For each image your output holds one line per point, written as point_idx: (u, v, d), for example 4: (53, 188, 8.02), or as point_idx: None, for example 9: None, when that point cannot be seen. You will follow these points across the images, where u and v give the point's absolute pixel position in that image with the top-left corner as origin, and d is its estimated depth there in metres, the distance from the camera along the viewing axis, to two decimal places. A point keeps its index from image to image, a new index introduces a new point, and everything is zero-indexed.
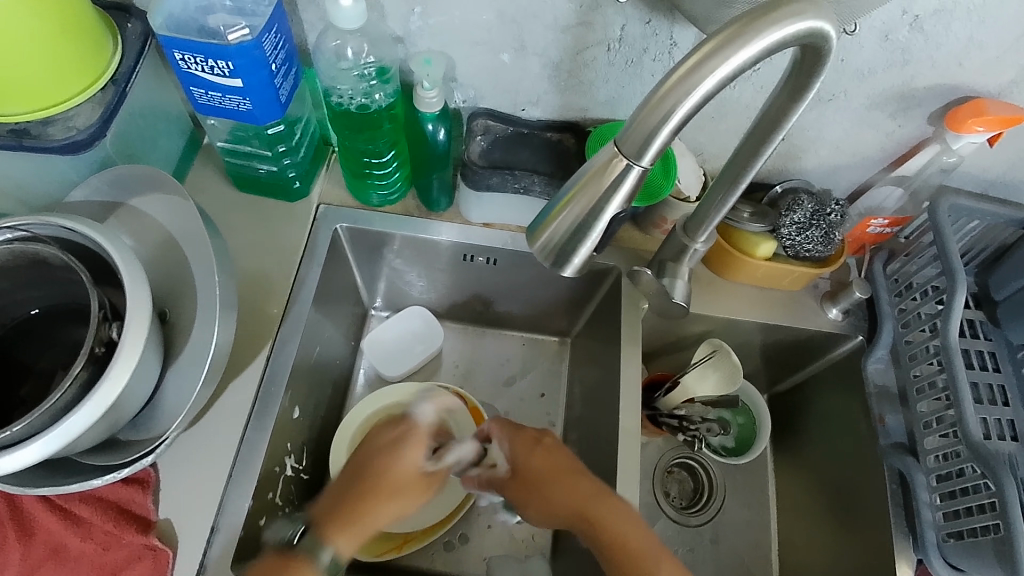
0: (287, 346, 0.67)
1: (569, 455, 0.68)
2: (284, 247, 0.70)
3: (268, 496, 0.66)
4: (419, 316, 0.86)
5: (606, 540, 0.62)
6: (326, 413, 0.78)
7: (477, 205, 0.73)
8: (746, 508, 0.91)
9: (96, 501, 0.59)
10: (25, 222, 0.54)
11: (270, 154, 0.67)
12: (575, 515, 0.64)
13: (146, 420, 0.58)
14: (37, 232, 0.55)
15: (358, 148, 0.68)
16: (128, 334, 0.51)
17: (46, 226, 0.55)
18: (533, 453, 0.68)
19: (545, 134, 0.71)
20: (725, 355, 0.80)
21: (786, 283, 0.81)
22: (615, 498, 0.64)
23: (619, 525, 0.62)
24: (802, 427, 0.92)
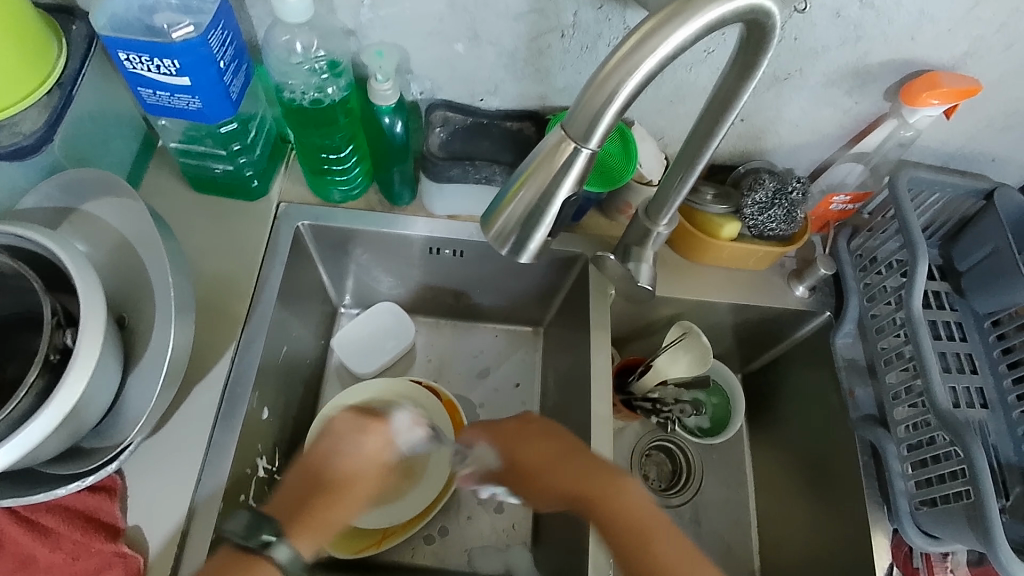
0: (252, 347, 0.66)
1: (569, 436, 0.66)
2: (246, 247, 0.70)
3: (240, 498, 0.65)
4: (388, 311, 0.86)
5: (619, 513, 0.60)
6: (298, 413, 0.78)
7: (440, 197, 0.73)
8: (724, 487, 0.92)
9: (62, 511, 0.58)
10: None
11: (224, 153, 0.66)
12: (577, 497, 0.62)
13: (108, 427, 0.57)
14: None
15: (314, 143, 0.67)
16: (83, 340, 0.50)
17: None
18: (534, 444, 0.66)
19: (505, 124, 0.72)
20: (695, 337, 0.81)
21: (752, 263, 0.82)
22: (615, 474, 0.62)
23: (626, 508, 0.60)
24: (776, 405, 0.93)
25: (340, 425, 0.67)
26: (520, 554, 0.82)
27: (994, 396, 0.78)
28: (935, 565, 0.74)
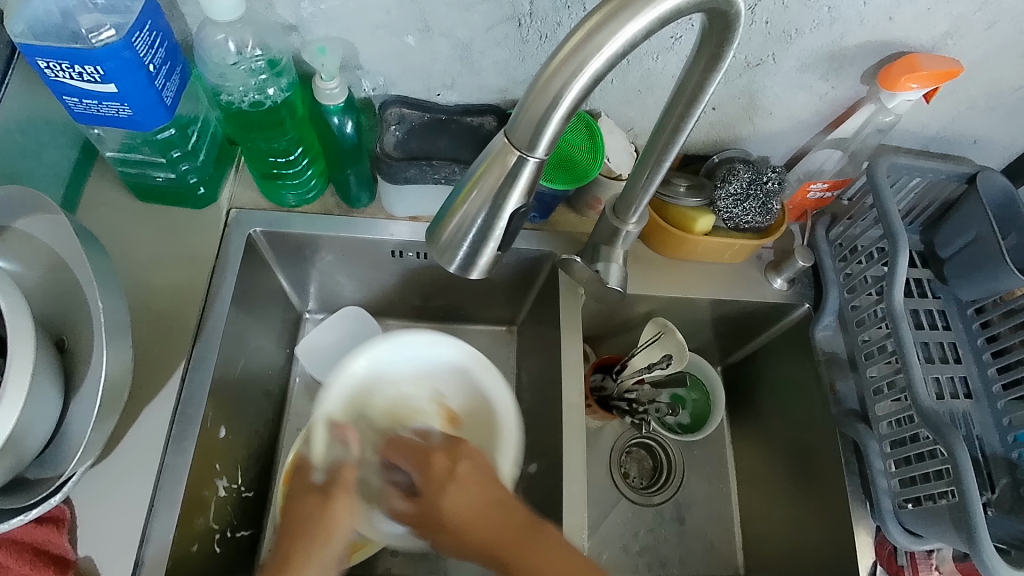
0: (204, 364, 0.63)
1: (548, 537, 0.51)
2: (196, 258, 0.67)
3: (198, 521, 0.62)
4: (354, 316, 0.81)
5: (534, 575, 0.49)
6: (265, 427, 0.75)
7: (399, 198, 0.69)
8: (705, 481, 0.90)
9: (8, 543, 0.54)
10: None
11: (164, 160, 0.62)
12: (489, 553, 0.51)
13: (52, 456, 0.55)
14: None
15: (260, 148, 0.63)
16: (11, 373, 0.48)
17: None
18: (453, 485, 0.54)
19: (465, 120, 0.68)
20: (669, 334, 0.78)
21: (728, 255, 0.79)
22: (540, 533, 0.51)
23: (455, 527, 0.52)
24: (757, 397, 0.90)
25: (310, 507, 0.54)
26: None
27: (979, 384, 0.76)
28: (921, 564, 0.72)
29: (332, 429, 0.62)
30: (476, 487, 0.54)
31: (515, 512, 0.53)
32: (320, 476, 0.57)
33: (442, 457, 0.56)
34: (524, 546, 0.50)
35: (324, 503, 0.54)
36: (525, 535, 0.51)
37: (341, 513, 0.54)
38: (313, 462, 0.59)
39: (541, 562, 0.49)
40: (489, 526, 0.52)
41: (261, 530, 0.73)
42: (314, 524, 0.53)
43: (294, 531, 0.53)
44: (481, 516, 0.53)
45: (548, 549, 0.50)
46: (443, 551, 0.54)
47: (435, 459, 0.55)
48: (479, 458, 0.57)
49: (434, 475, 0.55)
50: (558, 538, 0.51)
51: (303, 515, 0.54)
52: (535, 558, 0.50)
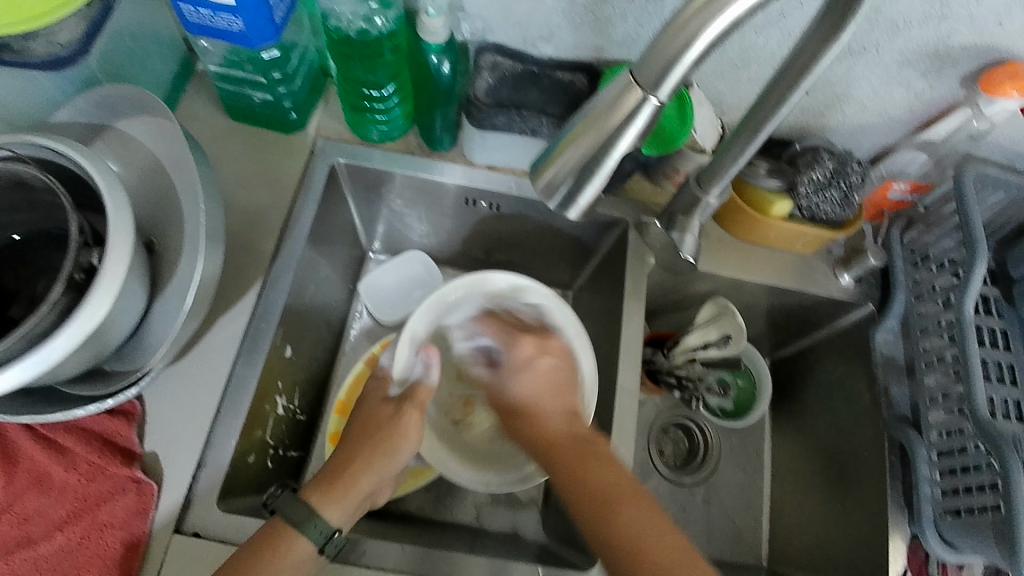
0: (279, 284, 0.65)
1: (604, 450, 0.56)
2: (279, 182, 0.68)
3: (256, 434, 0.64)
4: (419, 261, 0.82)
5: (578, 486, 0.54)
6: (323, 356, 0.77)
7: (481, 147, 0.70)
8: (740, 470, 0.90)
9: (79, 431, 0.58)
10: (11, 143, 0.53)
11: (264, 81, 0.64)
12: (540, 445, 0.58)
13: (132, 352, 0.57)
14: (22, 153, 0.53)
15: (358, 79, 0.64)
16: (109, 261, 0.50)
17: (32, 148, 0.54)
18: (531, 370, 0.62)
19: (556, 74, 0.68)
20: (729, 316, 0.78)
21: (798, 245, 0.79)
22: (598, 446, 0.57)
23: (536, 421, 0.59)
24: (803, 393, 0.90)
25: (388, 419, 0.61)
26: (531, 517, 0.79)
27: None
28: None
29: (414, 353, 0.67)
30: (547, 385, 0.62)
31: (581, 425, 0.59)
32: (395, 391, 0.64)
33: (531, 344, 0.64)
34: (579, 449, 0.56)
35: (398, 415, 0.61)
36: (584, 447, 0.57)
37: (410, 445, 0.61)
38: (391, 376, 0.65)
39: (581, 463, 0.55)
40: (556, 401, 0.61)
41: (309, 453, 0.75)
42: (384, 436, 0.60)
43: (366, 443, 0.60)
44: (556, 411, 0.60)
45: (606, 468, 0.54)
46: (517, 440, 0.61)
47: (524, 342, 0.64)
48: (563, 358, 0.65)
49: (517, 360, 0.63)
50: (623, 468, 0.55)
51: (374, 431, 0.60)
52: (588, 471, 0.54)
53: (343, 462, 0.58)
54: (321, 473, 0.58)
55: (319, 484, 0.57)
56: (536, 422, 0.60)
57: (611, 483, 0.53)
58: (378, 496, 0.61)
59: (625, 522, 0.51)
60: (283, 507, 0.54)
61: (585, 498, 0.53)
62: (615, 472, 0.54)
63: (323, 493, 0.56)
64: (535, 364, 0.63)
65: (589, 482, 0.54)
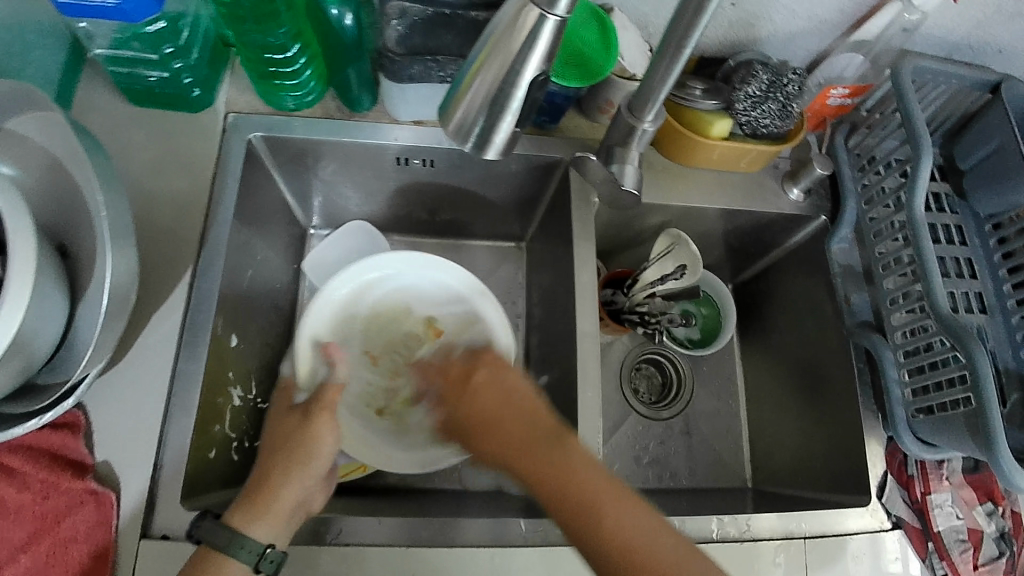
0: (212, 270, 0.62)
1: (574, 446, 0.53)
2: (197, 166, 0.65)
3: (213, 429, 0.62)
4: (361, 231, 0.79)
5: (550, 492, 0.51)
6: (276, 340, 0.74)
7: (402, 101, 0.67)
8: (715, 397, 0.90)
9: (25, 451, 0.54)
10: None
11: (157, 57, 0.60)
12: (507, 461, 0.55)
13: (61, 362, 0.54)
14: None
15: (256, 43, 0.59)
16: (15, 269, 0.46)
17: None
18: (488, 369, 0.61)
19: (471, 14, 0.64)
20: (684, 245, 0.77)
21: (744, 163, 0.77)
22: (562, 445, 0.53)
23: (489, 422, 0.56)
24: (767, 313, 0.90)
25: (285, 430, 0.58)
26: None
27: (993, 299, 0.75)
28: (931, 476, 0.73)
29: (318, 351, 0.65)
30: (493, 395, 0.58)
31: (543, 416, 0.56)
32: (302, 398, 0.61)
33: (466, 366, 0.62)
34: (546, 450, 0.53)
35: (311, 421, 0.58)
36: (547, 448, 0.53)
37: (325, 432, 0.58)
38: (297, 383, 0.63)
39: (552, 477, 0.52)
40: (510, 405, 0.57)
41: None
42: (296, 441, 0.57)
43: (284, 457, 0.56)
44: (520, 410, 0.56)
45: (579, 465, 0.51)
46: (469, 448, 0.59)
47: (454, 362, 0.62)
48: (497, 363, 0.61)
49: (453, 377, 0.61)
50: (600, 465, 0.52)
51: (274, 447, 0.57)
52: (555, 467, 0.52)
53: (262, 476, 0.55)
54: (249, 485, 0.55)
55: (236, 507, 0.53)
56: (501, 439, 0.55)
57: (581, 483, 0.51)
58: (313, 503, 0.56)
59: (608, 525, 0.49)
60: (204, 534, 0.51)
61: (559, 503, 0.50)
62: (590, 470, 0.51)
63: (250, 507, 0.53)
64: (475, 376, 0.61)
65: (562, 497, 0.50)
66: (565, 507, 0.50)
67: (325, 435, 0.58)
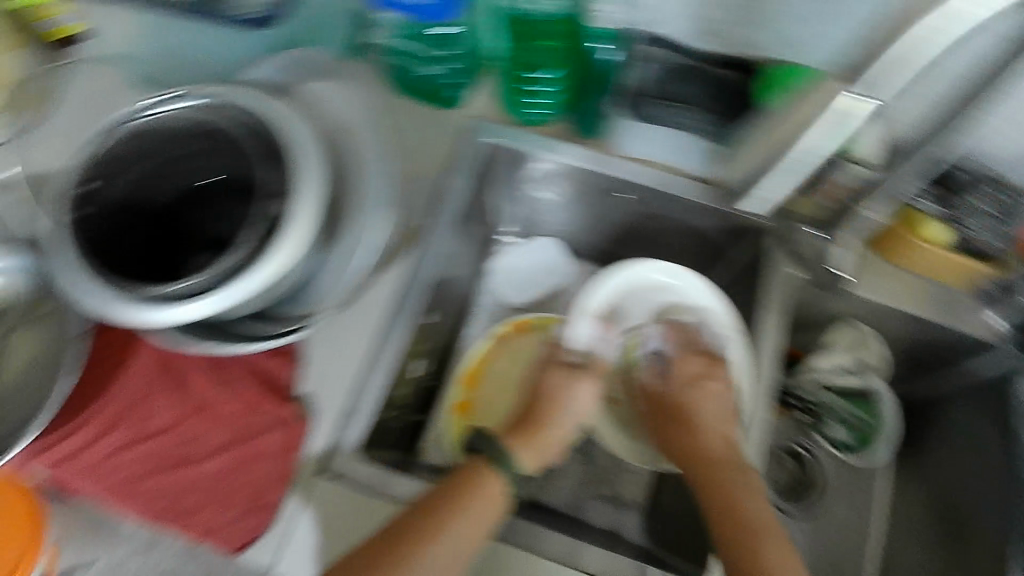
0: (430, 252, 0.67)
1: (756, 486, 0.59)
2: (439, 156, 0.71)
3: (394, 394, 0.66)
4: (550, 250, 0.83)
5: (727, 515, 0.57)
6: (452, 329, 0.79)
7: (636, 137, 0.71)
8: (847, 504, 0.87)
9: (246, 368, 0.62)
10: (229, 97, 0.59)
11: (437, 54, 0.71)
12: (686, 460, 0.63)
13: (301, 298, 0.61)
14: (234, 116, 0.58)
15: (525, 59, 0.69)
16: (298, 218, 0.53)
17: (241, 112, 0.58)
18: (695, 378, 0.66)
19: (719, 71, 0.68)
20: (869, 343, 0.81)
21: (946, 276, 0.75)
22: (748, 477, 0.59)
23: (697, 419, 0.64)
24: (925, 435, 0.86)
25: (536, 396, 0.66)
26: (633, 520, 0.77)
27: None
28: None
29: (594, 322, 0.71)
30: (717, 406, 0.64)
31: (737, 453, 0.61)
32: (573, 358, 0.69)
33: (696, 364, 0.67)
34: (723, 474, 0.60)
35: (571, 381, 0.66)
36: (730, 477, 0.59)
37: (582, 401, 0.66)
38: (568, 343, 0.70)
39: (723, 496, 0.58)
40: (720, 425, 0.63)
41: None
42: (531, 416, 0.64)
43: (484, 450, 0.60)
44: (714, 436, 0.62)
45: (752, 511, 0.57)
46: (672, 450, 0.65)
47: (694, 360, 0.68)
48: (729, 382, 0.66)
49: (684, 376, 0.67)
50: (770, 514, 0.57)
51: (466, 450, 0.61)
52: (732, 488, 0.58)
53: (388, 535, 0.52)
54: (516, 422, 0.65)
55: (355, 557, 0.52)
56: (697, 444, 0.63)
57: (746, 523, 0.56)
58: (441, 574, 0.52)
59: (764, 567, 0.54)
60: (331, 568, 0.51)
61: (730, 525, 0.56)
62: (760, 517, 0.57)
63: (519, 438, 0.62)
64: (708, 377, 0.66)
65: (726, 519, 0.57)
66: (728, 536, 0.56)
67: (579, 406, 0.66)
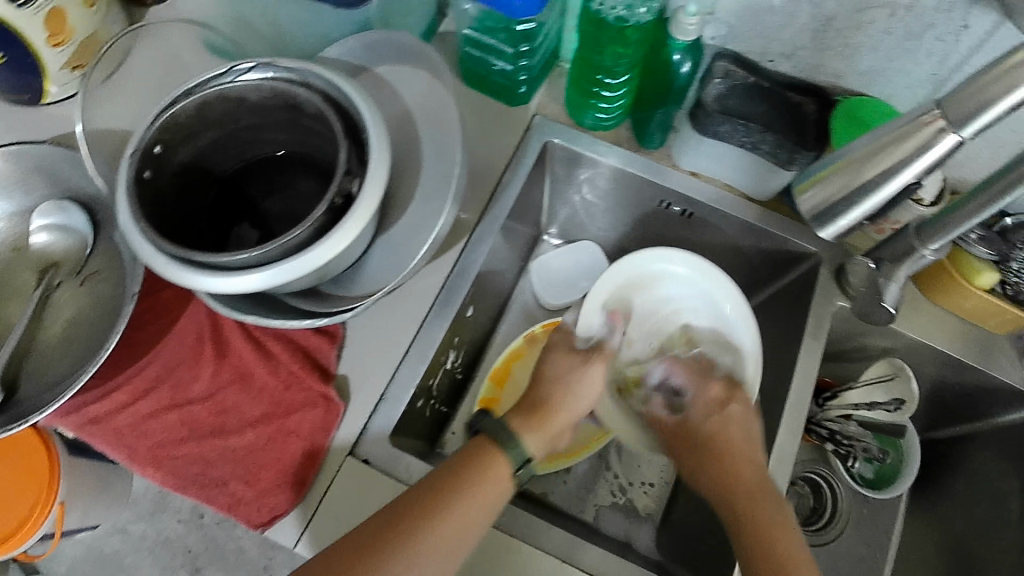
0: (478, 247, 0.67)
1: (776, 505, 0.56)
2: (499, 148, 0.71)
3: (429, 382, 0.66)
4: (592, 253, 0.83)
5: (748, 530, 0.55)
6: (487, 323, 0.79)
7: (694, 151, 0.70)
8: (864, 537, 0.86)
9: (286, 341, 0.62)
10: (307, 70, 0.56)
11: (510, 52, 0.68)
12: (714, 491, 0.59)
13: (349, 279, 0.60)
14: (312, 82, 0.56)
15: (595, 63, 0.67)
16: (366, 198, 0.53)
17: (320, 78, 0.56)
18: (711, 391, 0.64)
19: (787, 93, 0.69)
20: (904, 381, 0.76)
21: (992, 322, 0.74)
22: (771, 500, 0.57)
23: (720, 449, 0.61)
24: (948, 480, 0.84)
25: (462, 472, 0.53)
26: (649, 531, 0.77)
27: None
28: None
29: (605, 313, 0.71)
30: (738, 428, 0.62)
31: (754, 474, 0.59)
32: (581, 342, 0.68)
33: (721, 390, 0.65)
34: (746, 495, 0.57)
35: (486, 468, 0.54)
36: (754, 497, 0.57)
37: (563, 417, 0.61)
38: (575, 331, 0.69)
39: (747, 513, 0.56)
40: (738, 439, 0.61)
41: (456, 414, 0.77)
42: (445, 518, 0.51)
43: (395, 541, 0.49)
44: (725, 459, 0.60)
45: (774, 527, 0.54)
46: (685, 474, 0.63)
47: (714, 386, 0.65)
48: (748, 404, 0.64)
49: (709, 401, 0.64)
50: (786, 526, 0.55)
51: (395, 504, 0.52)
52: (754, 512, 0.55)
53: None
54: (522, 403, 0.62)
55: None
56: (706, 469, 0.61)
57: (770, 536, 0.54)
58: None
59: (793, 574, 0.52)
60: None
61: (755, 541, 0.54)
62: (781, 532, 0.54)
63: (525, 421, 0.59)
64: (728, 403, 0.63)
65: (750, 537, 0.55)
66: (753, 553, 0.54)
67: (496, 490, 0.54)
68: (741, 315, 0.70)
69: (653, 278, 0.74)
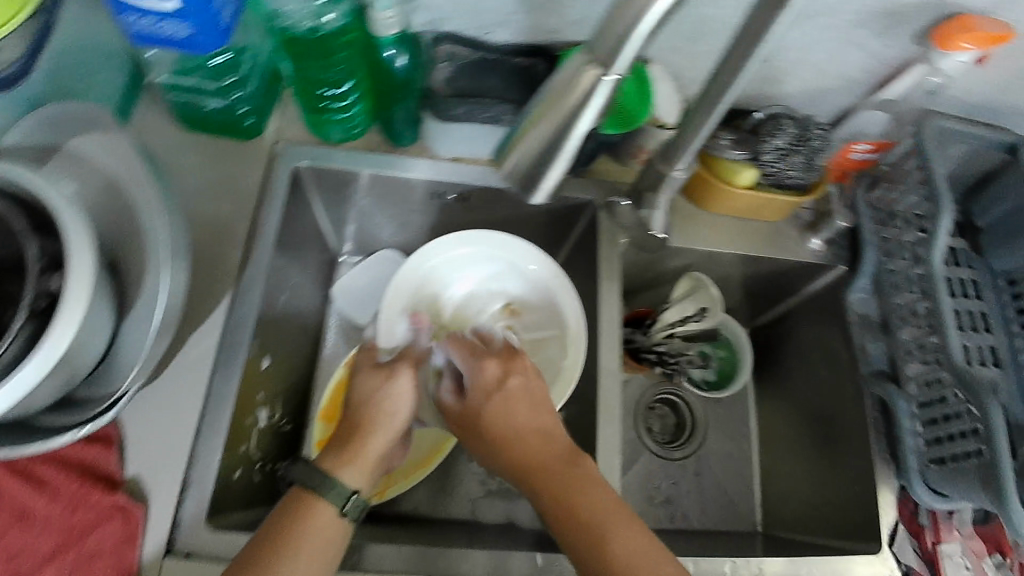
0: (248, 297, 0.64)
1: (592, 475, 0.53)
2: (243, 190, 0.68)
3: (240, 449, 0.63)
4: (392, 260, 0.81)
5: (567, 511, 0.51)
6: (303, 364, 0.76)
7: (444, 136, 0.70)
8: (727, 439, 0.90)
9: (60, 462, 0.56)
10: None
11: (216, 87, 0.64)
12: (519, 468, 0.55)
13: (104, 377, 0.55)
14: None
15: (312, 76, 0.63)
16: (73, 288, 0.48)
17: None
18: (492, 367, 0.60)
19: (517, 60, 0.67)
20: (704, 290, 0.83)
21: (765, 213, 0.80)
22: (583, 466, 0.54)
23: (503, 423, 0.57)
24: (781, 358, 0.91)
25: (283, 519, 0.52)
26: (523, 507, 0.78)
27: None
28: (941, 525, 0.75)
29: (408, 318, 0.70)
30: (524, 405, 0.58)
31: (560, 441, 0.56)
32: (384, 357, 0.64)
33: (495, 367, 0.61)
34: (556, 472, 0.53)
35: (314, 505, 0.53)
36: (570, 470, 0.53)
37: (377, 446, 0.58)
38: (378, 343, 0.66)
39: (559, 486, 0.53)
40: (532, 418, 0.57)
41: None
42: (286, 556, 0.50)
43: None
44: (527, 438, 0.56)
45: (599, 495, 0.51)
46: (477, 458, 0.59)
47: (487, 366, 0.61)
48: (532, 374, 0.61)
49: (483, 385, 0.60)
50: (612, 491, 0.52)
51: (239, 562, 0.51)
52: (574, 494, 0.51)
53: None
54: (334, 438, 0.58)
55: None
56: (510, 457, 0.55)
57: (589, 507, 0.51)
58: None
59: (614, 543, 0.49)
60: None
61: (578, 521, 0.50)
62: (603, 499, 0.51)
63: (338, 456, 0.56)
64: (506, 379, 0.60)
65: (580, 509, 0.51)
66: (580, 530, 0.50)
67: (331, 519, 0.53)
68: (554, 278, 0.72)
69: (450, 265, 0.74)
